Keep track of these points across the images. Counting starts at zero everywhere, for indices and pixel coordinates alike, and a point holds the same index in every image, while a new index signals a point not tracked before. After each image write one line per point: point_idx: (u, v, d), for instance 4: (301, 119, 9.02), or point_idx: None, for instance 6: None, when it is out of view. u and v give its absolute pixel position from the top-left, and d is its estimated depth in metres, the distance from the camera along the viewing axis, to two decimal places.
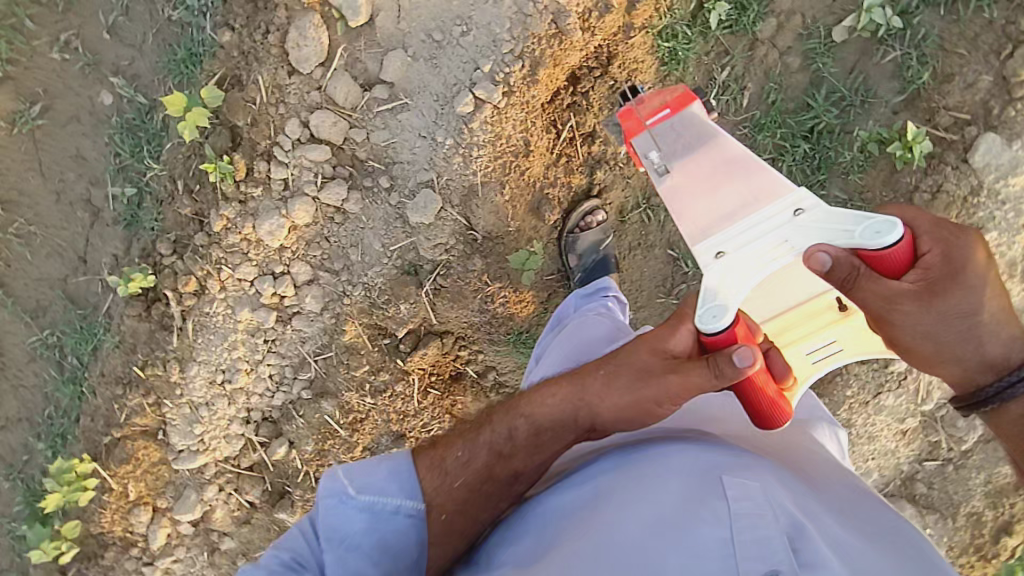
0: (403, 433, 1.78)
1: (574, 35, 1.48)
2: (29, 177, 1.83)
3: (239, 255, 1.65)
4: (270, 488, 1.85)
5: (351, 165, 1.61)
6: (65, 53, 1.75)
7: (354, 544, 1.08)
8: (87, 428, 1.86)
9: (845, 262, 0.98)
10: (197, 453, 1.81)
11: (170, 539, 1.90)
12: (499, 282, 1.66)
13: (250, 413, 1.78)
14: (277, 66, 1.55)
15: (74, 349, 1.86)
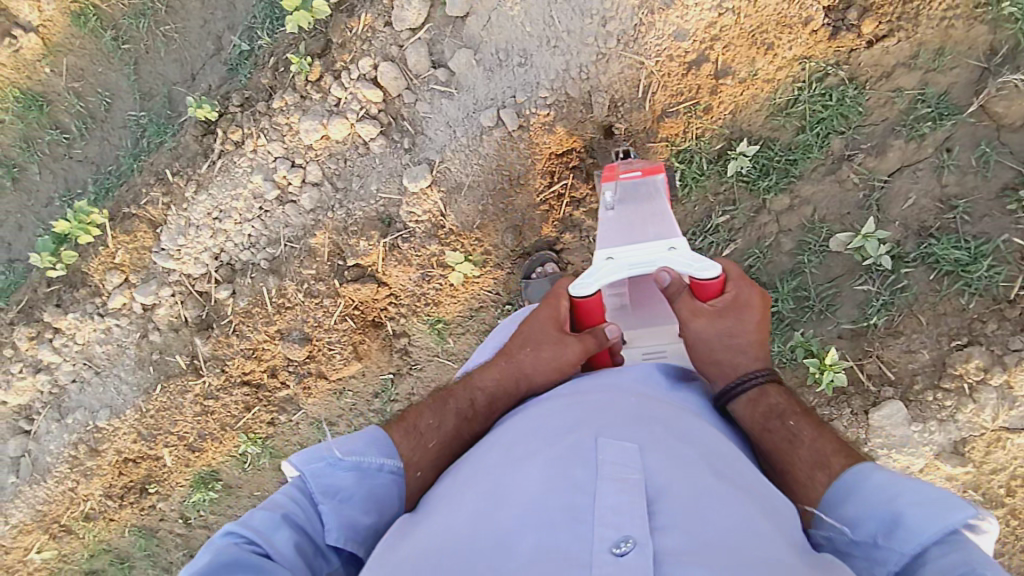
0: (311, 338, 2.04)
1: (597, 111, 1.69)
2: (193, 0, 2.28)
3: (278, 135, 1.98)
4: (204, 317, 2.18)
5: (392, 118, 1.88)
6: None
7: (347, 495, 1.07)
8: (121, 194, 2.28)
9: (678, 283, 1.33)
10: (170, 257, 2.15)
11: (125, 306, 2.24)
12: (443, 269, 1.88)
13: (221, 253, 2.12)
14: (380, 14, 1.84)
15: (150, 136, 2.30)
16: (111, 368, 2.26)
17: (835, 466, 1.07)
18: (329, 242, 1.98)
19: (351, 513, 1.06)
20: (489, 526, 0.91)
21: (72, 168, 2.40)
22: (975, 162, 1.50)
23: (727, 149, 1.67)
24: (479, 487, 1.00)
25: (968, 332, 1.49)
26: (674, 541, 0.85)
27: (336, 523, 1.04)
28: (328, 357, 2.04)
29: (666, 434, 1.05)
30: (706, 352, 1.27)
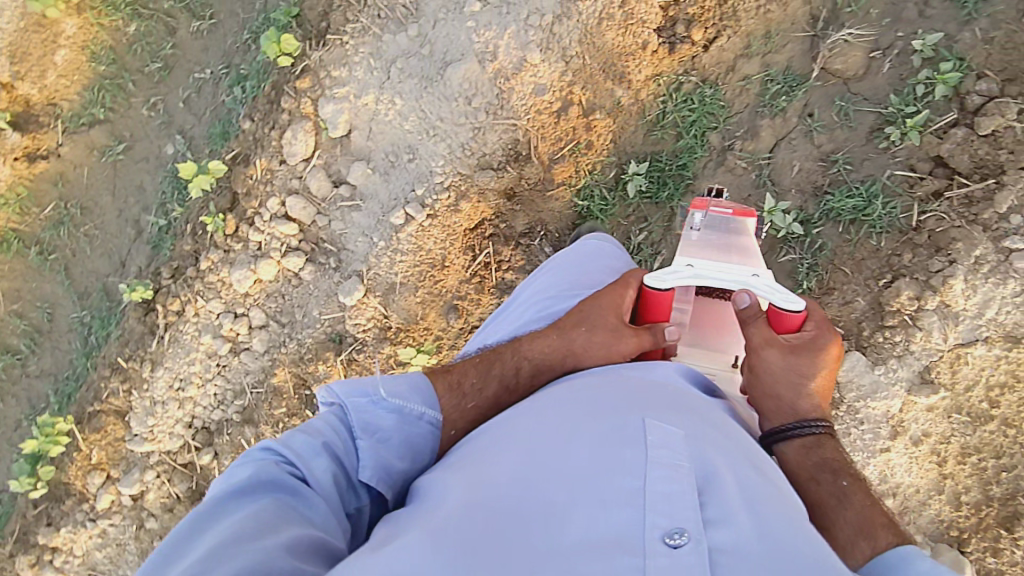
0: None
1: (479, 180, 1.76)
2: (103, 195, 2.35)
3: (214, 292, 2.04)
4: (194, 487, 2.17)
5: (313, 244, 1.96)
6: (151, 111, 2.26)
7: (384, 437, 1.14)
8: (82, 394, 2.28)
9: (755, 309, 1.21)
10: (145, 440, 2.16)
11: (112, 505, 2.22)
12: (403, 367, 1.90)
13: (193, 420, 2.13)
14: (273, 154, 1.95)
15: (97, 331, 2.32)
16: (115, 570, 2.21)
17: (880, 541, 1.03)
18: (290, 375, 2.01)
19: (384, 454, 1.13)
20: (534, 501, 0.89)
21: (31, 385, 2.41)
22: (837, 117, 1.61)
23: (621, 174, 1.77)
24: (521, 452, 0.98)
25: (891, 268, 1.53)
26: (722, 537, 0.85)
27: (369, 461, 1.11)
28: None
29: (706, 423, 1.04)
30: (772, 390, 1.18)
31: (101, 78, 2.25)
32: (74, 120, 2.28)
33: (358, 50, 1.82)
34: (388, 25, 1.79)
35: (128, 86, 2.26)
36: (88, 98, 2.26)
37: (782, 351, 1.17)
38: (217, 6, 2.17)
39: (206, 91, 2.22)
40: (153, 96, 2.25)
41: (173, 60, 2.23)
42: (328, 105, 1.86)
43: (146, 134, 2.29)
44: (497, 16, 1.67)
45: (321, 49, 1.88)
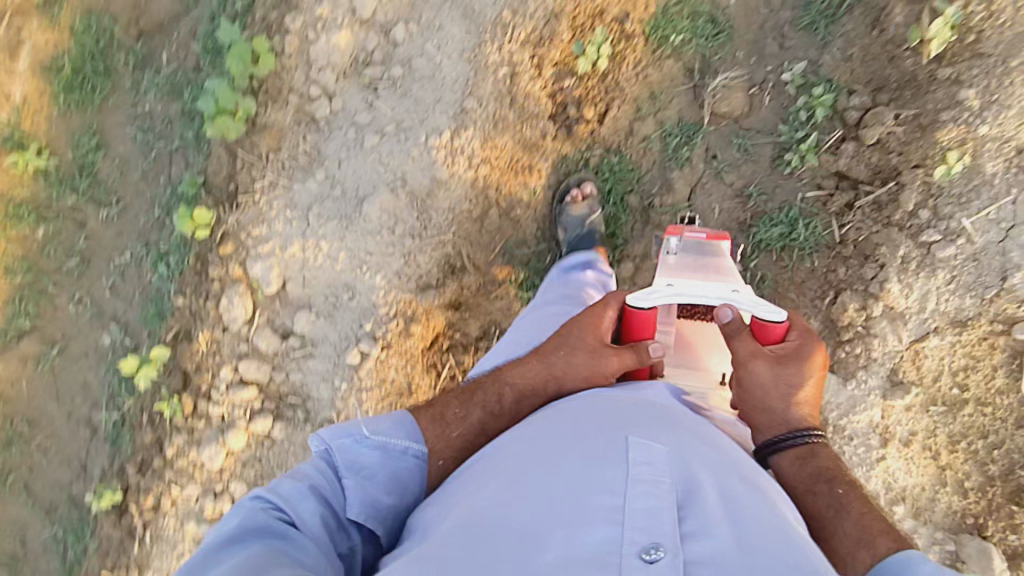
0: None
1: (423, 301, 1.77)
2: (49, 403, 2.22)
3: (187, 476, 1.97)
4: None
5: (277, 401, 1.92)
6: (79, 306, 2.18)
7: (370, 474, 1.14)
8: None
9: (738, 322, 1.21)
10: None
11: None
12: None
13: None
14: (214, 324, 1.91)
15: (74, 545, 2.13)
16: None
17: (880, 548, 1.02)
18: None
19: (373, 492, 1.12)
20: (516, 521, 0.91)
21: None
22: (738, 154, 1.68)
23: (557, 256, 1.82)
24: (509, 480, 0.99)
25: (832, 285, 1.59)
26: (701, 549, 0.85)
27: (359, 500, 1.11)
28: None
29: (693, 438, 1.05)
30: (760, 401, 1.19)
31: (19, 288, 2.15)
32: (1, 336, 2.18)
33: (272, 205, 1.82)
34: (295, 174, 1.81)
35: (50, 289, 2.17)
36: (11, 311, 2.16)
37: (767, 361, 1.18)
38: (120, 187, 2.12)
39: (131, 273, 2.15)
40: (77, 292, 2.18)
41: (89, 251, 2.16)
42: (256, 264, 1.84)
43: (80, 330, 2.19)
44: (394, 144, 1.71)
45: (235, 211, 1.86)
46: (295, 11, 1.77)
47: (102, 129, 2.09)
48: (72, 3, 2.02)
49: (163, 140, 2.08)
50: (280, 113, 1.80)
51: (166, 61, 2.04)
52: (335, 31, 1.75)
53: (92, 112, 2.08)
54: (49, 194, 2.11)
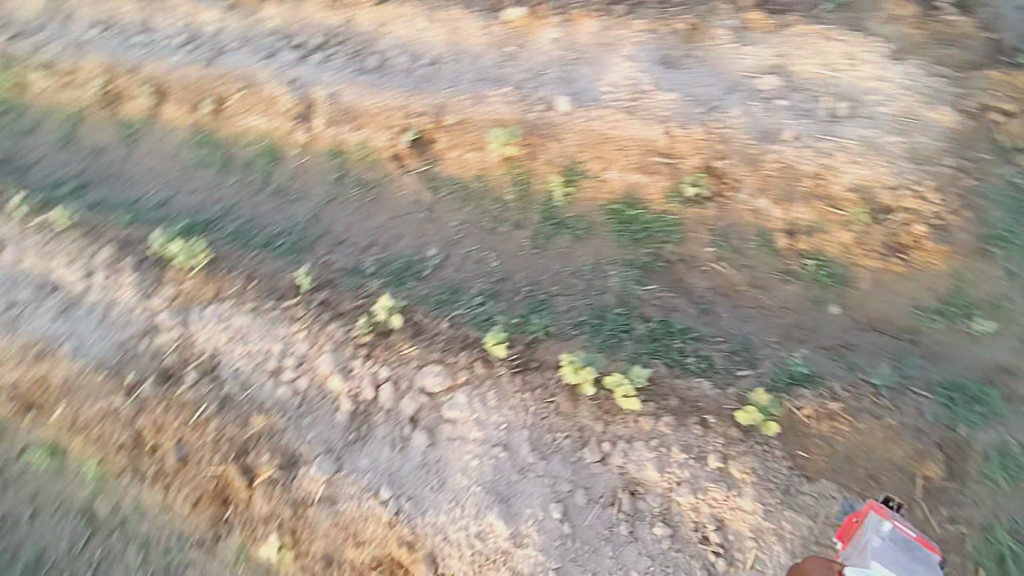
0: (185, 462, 2.40)
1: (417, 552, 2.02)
2: (387, 211, 2.86)
3: (312, 339, 2.49)
4: (164, 367, 2.55)
5: (363, 410, 2.32)
6: (455, 228, 2.73)
7: None
8: (221, 254, 2.82)
9: None
10: (200, 319, 2.63)
11: (145, 306, 2.69)
12: (281, 530, 2.23)
13: (218, 355, 2.56)
14: (421, 357, 2.35)
15: (283, 248, 2.85)
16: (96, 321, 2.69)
17: None
18: (246, 436, 2.37)
19: None
20: None
21: (235, 203, 3.03)
22: None
23: None
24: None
25: None
26: None
27: None
28: (183, 484, 2.40)
29: None
30: None
31: (468, 186, 2.77)
32: (433, 177, 2.83)
33: (509, 406, 2.15)
34: (533, 429, 2.09)
35: (467, 207, 2.75)
36: (448, 182, 2.80)
37: None
38: (547, 253, 2.56)
39: (478, 266, 2.62)
40: (466, 224, 2.72)
41: (495, 232, 2.67)
42: (462, 396, 2.21)
43: (435, 232, 2.75)
44: (552, 527, 1.91)
45: (508, 373, 2.23)
46: (674, 426, 1.99)
47: (590, 235, 2.53)
48: (684, 213, 2.44)
49: (584, 286, 2.45)
50: (588, 417, 2.06)
51: (647, 287, 2.38)
52: (658, 467, 1.93)
53: (603, 229, 2.52)
54: (537, 203, 2.64)
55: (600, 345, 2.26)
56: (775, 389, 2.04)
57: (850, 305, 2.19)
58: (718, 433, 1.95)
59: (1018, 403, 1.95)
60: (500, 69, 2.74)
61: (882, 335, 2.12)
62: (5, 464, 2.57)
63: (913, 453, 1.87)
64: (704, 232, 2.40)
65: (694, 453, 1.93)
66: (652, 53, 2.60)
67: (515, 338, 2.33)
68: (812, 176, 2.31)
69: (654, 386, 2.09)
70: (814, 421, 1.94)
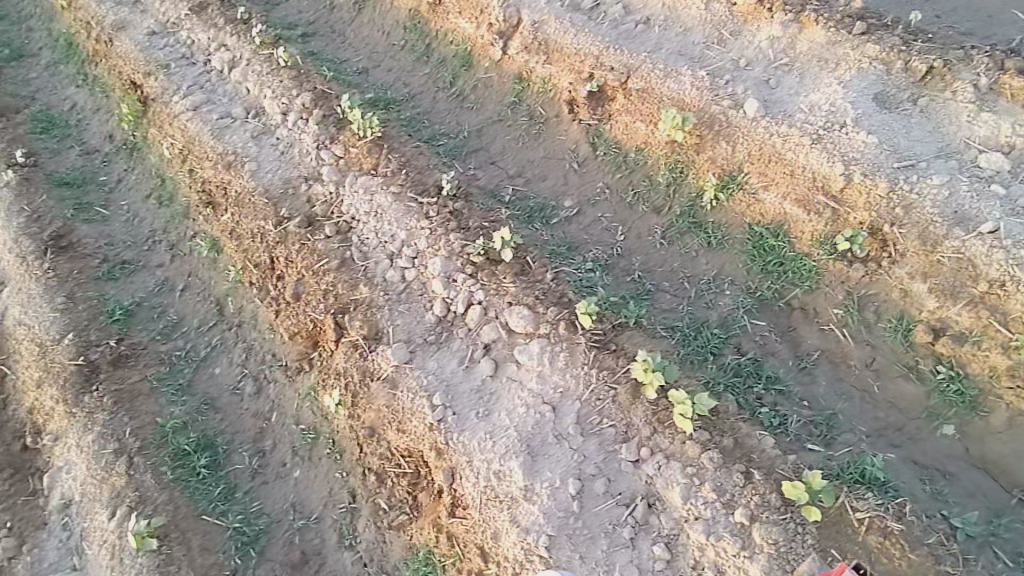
0: (298, 298, 2.77)
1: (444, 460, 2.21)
2: (544, 149, 2.90)
3: (432, 240, 2.66)
4: (312, 214, 2.91)
5: (448, 321, 2.49)
6: (598, 190, 2.73)
7: None
8: (388, 133, 3.03)
9: None
10: (352, 185, 2.91)
11: (316, 156, 3.03)
12: (348, 389, 2.52)
13: (355, 220, 2.84)
14: (514, 295, 2.43)
15: (442, 149, 3.01)
16: (278, 154, 3.10)
17: None
18: (349, 300, 2.66)
19: None
20: None
21: (419, 93, 3.23)
22: None
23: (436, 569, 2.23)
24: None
25: None
26: None
27: None
28: (290, 316, 2.77)
29: None
30: None
31: (626, 154, 2.73)
32: (596, 132, 2.81)
33: (572, 376, 2.20)
34: (585, 404, 2.15)
35: (617, 173, 2.72)
36: (608, 144, 2.76)
37: None
38: (672, 246, 2.52)
39: (604, 235, 2.62)
40: (609, 190, 2.71)
41: (633, 208, 2.64)
42: (535, 346, 2.28)
43: (578, 186, 2.76)
44: (563, 499, 2.01)
45: (584, 345, 2.23)
46: (717, 466, 1.94)
47: (722, 247, 2.44)
48: (828, 265, 2.26)
49: (693, 295, 2.39)
50: (639, 418, 2.08)
51: (755, 321, 2.28)
52: (683, 494, 1.93)
53: (736, 247, 2.42)
54: (684, 197, 2.57)
55: (682, 357, 2.21)
56: (837, 480, 1.88)
57: (969, 435, 1.99)
58: (758, 491, 1.88)
59: None
60: (704, 51, 2.66)
61: (992, 481, 1.92)
62: (179, 241, 3.10)
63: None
64: (840, 293, 2.24)
65: (725, 498, 1.90)
66: (870, 87, 2.39)
67: (605, 315, 2.31)
68: (992, 281, 2.04)
69: (716, 418, 2.04)
70: (863, 530, 1.78)
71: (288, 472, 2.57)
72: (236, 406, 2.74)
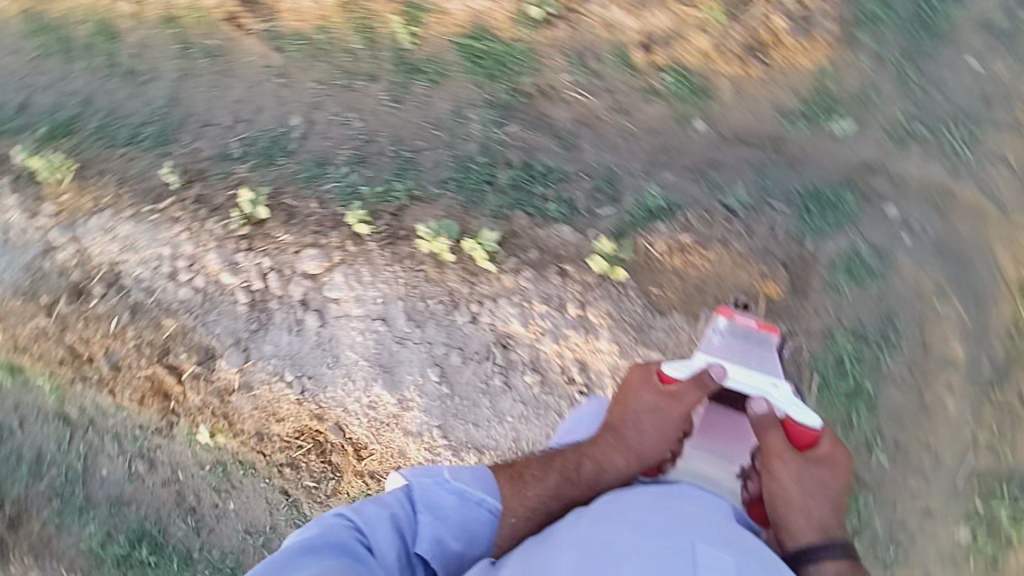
0: (120, 366, 2.60)
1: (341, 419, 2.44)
2: (232, 75, 2.54)
3: (196, 239, 2.48)
4: (64, 285, 2.57)
5: (260, 300, 2.43)
6: (313, 87, 2.49)
7: (444, 515, 1.38)
8: (61, 146, 2.54)
9: (772, 416, 1.48)
10: (78, 232, 2.54)
11: (14, 223, 2.57)
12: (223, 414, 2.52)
13: (113, 264, 2.56)
14: (296, 241, 2.38)
15: (130, 128, 2.56)
16: None
17: None
18: (162, 338, 2.55)
19: (441, 532, 1.36)
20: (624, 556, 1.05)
21: (48, 73, 2.59)
22: None
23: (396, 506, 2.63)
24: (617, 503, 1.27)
25: None
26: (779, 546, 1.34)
27: (429, 538, 1.36)
28: (124, 387, 2.63)
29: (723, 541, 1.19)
30: (787, 495, 1.40)
31: (310, 34, 2.46)
32: (269, 28, 2.50)
33: (381, 281, 2.18)
34: (407, 299, 2.17)
35: (319, 63, 2.46)
36: (290, 34, 2.48)
37: (794, 454, 1.44)
38: (408, 105, 2.39)
39: (345, 131, 2.44)
40: (323, 85, 2.47)
41: (354, 89, 2.44)
42: (341, 276, 2.32)
43: (294, 97, 2.47)
44: (431, 390, 2.09)
45: (378, 246, 2.26)
46: (535, 280, 2.03)
47: (445, 77, 2.33)
48: (538, 38, 2.19)
49: (447, 139, 2.34)
50: (456, 281, 2.10)
51: (509, 129, 2.25)
52: (522, 321, 2.04)
53: (457, 70, 2.31)
54: (386, 49, 2.40)
55: (464, 201, 2.25)
56: (631, 224, 2.00)
57: (714, 120, 2.03)
58: (576, 281, 1.99)
59: (878, 202, 1.87)
60: None
61: (746, 148, 2.00)
62: None
63: (758, 275, 1.89)
64: (557, 56, 2.18)
65: (555, 303, 2.03)
66: None
67: (382, 209, 2.31)
68: None
69: (513, 237, 2.05)
70: (667, 257, 1.95)
71: (225, 507, 2.66)
72: (143, 488, 2.70)
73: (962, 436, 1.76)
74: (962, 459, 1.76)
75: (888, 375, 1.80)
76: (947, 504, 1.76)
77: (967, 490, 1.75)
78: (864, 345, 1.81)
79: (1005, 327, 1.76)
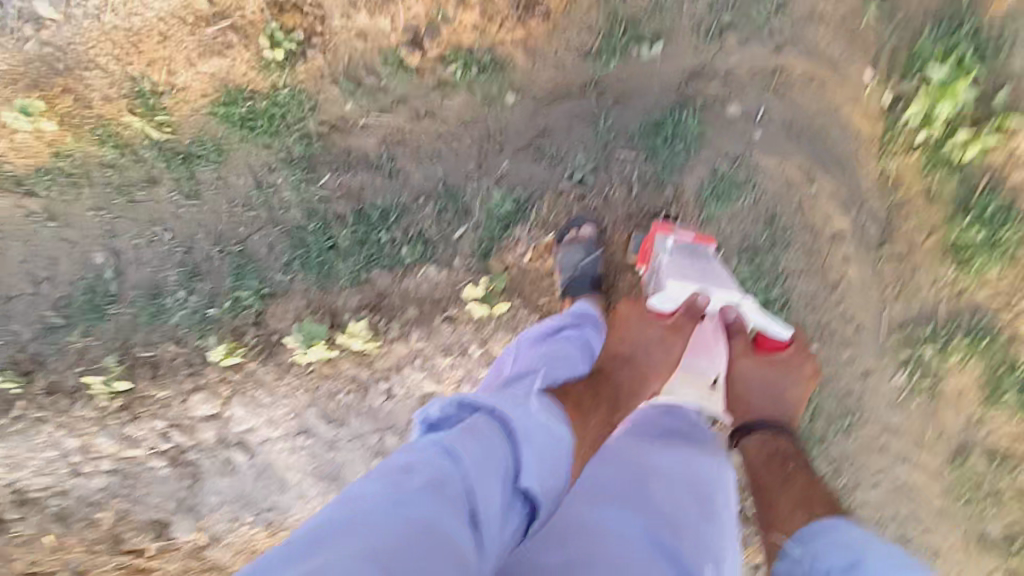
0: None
1: None
2: (12, 243, 2.11)
3: (82, 427, 2.09)
4: None
5: (176, 460, 2.15)
6: (95, 216, 2.09)
7: (476, 460, 0.99)
8: None
9: (741, 323, 1.58)
10: None
11: None
12: None
13: (14, 483, 2.13)
14: (178, 393, 2.09)
15: None
16: None
17: None
18: (107, 530, 2.17)
19: (481, 483, 0.97)
20: None
21: None
22: None
23: None
24: (602, 502, 1.10)
25: None
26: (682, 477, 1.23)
27: (475, 485, 0.96)
28: None
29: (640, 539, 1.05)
30: (743, 391, 1.54)
31: (57, 166, 2.03)
32: (9, 180, 2.04)
33: (284, 394, 2.06)
34: (317, 403, 2.06)
35: (84, 190, 2.06)
36: (38, 176, 2.04)
37: (751, 358, 1.54)
38: (206, 196, 2.05)
39: (159, 248, 2.10)
40: (102, 209, 2.08)
41: (136, 202, 2.07)
42: (240, 409, 2.08)
43: (82, 236, 2.10)
44: None
45: (259, 362, 2.04)
46: (426, 334, 1.93)
47: (229, 152, 2.00)
48: (296, 75, 1.90)
49: (266, 214, 2.04)
50: (352, 367, 2.01)
51: (323, 182, 1.97)
52: (435, 379, 1.95)
53: (236, 141, 1.98)
54: (145, 146, 2.00)
55: (318, 280, 2.00)
56: (491, 242, 1.88)
57: (521, 87, 1.84)
58: (466, 318, 1.91)
59: (718, 106, 1.76)
60: None
61: (564, 106, 1.83)
62: None
63: (624, 243, 1.85)
64: (331, 86, 1.91)
65: (457, 350, 1.92)
66: None
67: (242, 321, 2.06)
68: None
69: (389, 302, 1.96)
70: (541, 261, 1.90)
71: None
72: None
73: (872, 296, 1.77)
74: (882, 317, 1.78)
75: (789, 271, 1.77)
76: (880, 359, 1.79)
77: (892, 343, 1.78)
78: (758, 257, 1.77)
79: (880, 185, 1.73)
